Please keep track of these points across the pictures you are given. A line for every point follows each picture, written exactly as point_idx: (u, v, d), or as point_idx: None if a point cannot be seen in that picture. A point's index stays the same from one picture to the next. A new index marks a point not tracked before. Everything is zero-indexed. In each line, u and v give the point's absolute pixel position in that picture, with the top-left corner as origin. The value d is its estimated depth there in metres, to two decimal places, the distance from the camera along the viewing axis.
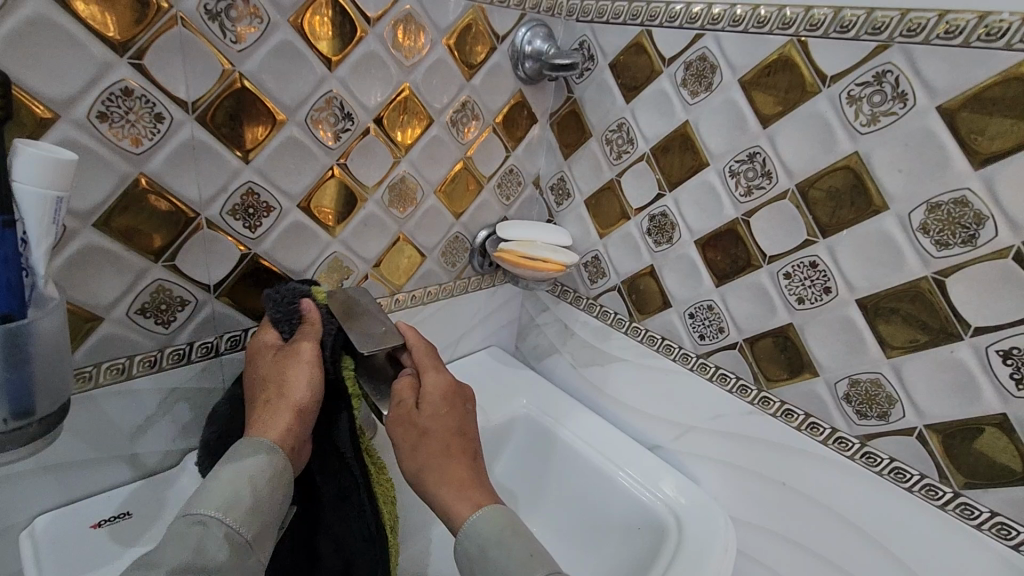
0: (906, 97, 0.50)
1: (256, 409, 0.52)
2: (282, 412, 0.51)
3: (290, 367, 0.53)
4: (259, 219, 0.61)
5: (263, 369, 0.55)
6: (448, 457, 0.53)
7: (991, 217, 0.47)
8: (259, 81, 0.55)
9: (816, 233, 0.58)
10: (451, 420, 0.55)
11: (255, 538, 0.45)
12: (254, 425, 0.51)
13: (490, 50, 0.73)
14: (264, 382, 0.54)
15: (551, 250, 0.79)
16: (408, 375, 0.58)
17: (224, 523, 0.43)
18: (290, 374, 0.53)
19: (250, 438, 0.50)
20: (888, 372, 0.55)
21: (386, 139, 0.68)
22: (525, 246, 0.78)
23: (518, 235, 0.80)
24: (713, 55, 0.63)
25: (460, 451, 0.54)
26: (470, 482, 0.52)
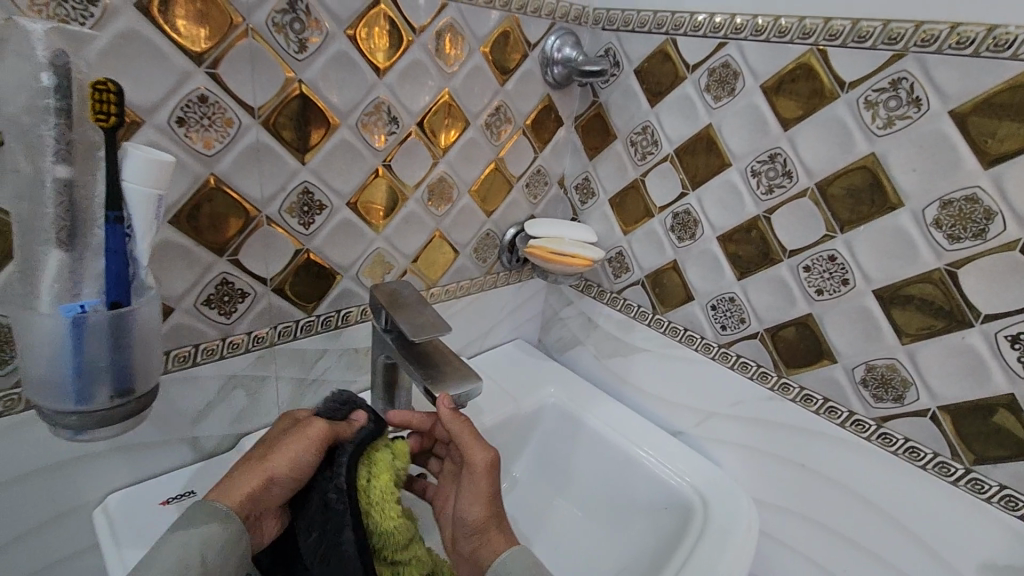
0: (920, 103, 0.54)
1: (236, 467, 0.51)
2: (254, 474, 0.50)
3: (285, 437, 0.52)
4: (312, 217, 0.65)
5: (267, 437, 0.54)
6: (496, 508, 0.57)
7: (999, 212, 0.51)
8: (317, 89, 0.60)
9: (835, 229, 0.62)
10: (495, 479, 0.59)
11: None
12: (220, 483, 0.49)
13: (522, 57, 0.77)
14: (259, 447, 0.53)
15: (578, 246, 0.83)
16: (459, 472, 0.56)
17: None
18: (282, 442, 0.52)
19: (209, 496, 0.48)
20: (903, 358, 0.59)
21: (427, 142, 0.72)
22: (554, 243, 0.83)
23: (546, 232, 0.85)
24: (736, 63, 0.67)
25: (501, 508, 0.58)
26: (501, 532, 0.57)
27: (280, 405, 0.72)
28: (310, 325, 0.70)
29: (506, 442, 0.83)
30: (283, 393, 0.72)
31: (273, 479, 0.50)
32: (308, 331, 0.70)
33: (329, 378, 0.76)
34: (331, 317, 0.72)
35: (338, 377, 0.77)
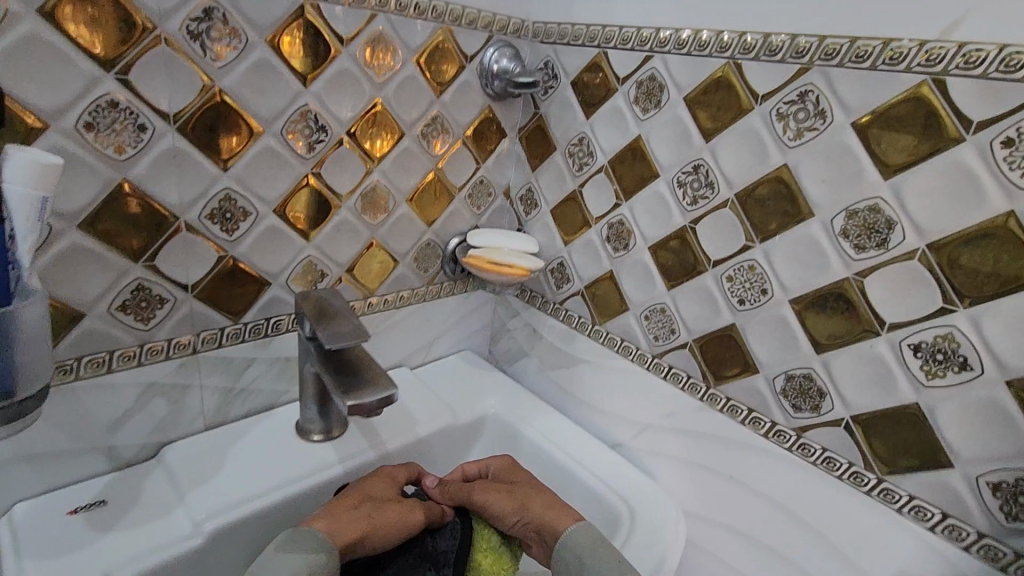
0: (826, 114, 0.55)
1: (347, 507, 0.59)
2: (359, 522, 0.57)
3: (393, 504, 0.61)
4: (236, 223, 0.65)
5: (366, 491, 0.62)
6: (530, 493, 0.63)
7: (899, 222, 0.52)
8: (238, 95, 0.60)
9: (753, 238, 0.63)
10: (524, 479, 0.67)
11: None
12: (325, 519, 0.56)
13: (458, 68, 0.78)
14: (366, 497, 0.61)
15: (517, 256, 0.84)
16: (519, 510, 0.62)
17: None
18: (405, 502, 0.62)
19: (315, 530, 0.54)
20: (819, 367, 0.60)
21: (359, 150, 0.72)
22: (494, 254, 0.83)
23: (488, 242, 0.86)
24: (661, 76, 0.68)
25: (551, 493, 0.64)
26: (562, 510, 0.61)
27: (205, 414, 0.71)
28: (236, 334, 0.70)
29: (443, 453, 0.83)
30: (208, 401, 0.71)
31: (372, 530, 0.57)
32: (233, 339, 0.70)
33: (258, 387, 0.75)
34: (259, 325, 0.72)
35: (268, 385, 0.76)
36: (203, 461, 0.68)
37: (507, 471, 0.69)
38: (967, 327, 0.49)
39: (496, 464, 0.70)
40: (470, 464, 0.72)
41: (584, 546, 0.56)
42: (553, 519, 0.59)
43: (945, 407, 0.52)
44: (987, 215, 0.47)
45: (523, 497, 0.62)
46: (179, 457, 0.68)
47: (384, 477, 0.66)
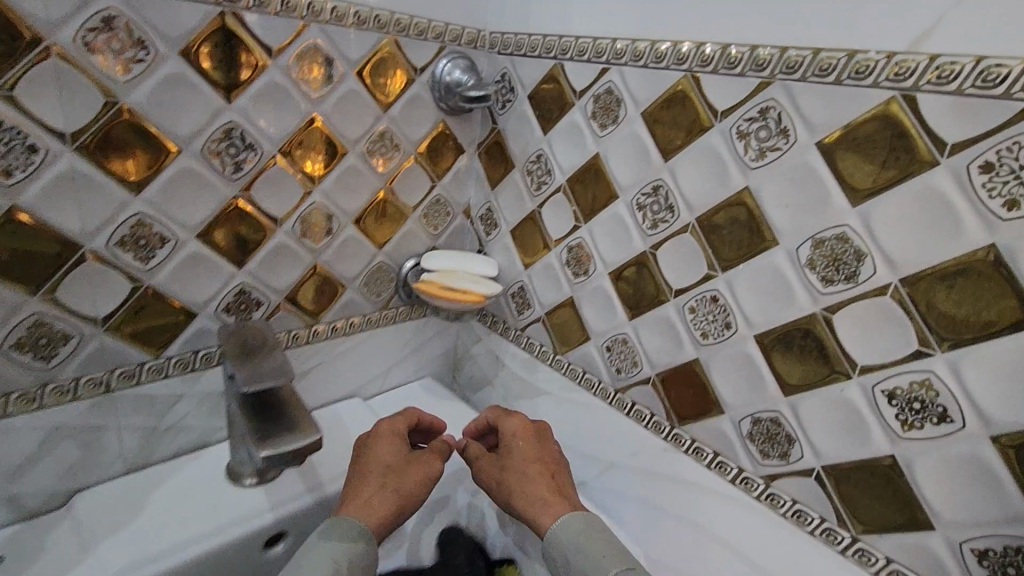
0: (789, 133, 0.50)
1: (372, 487, 0.58)
2: (386, 503, 0.57)
3: (411, 472, 0.61)
4: (152, 251, 0.59)
5: (383, 460, 0.61)
6: (524, 483, 0.60)
7: (869, 254, 0.46)
8: (146, 113, 0.55)
9: (716, 267, 0.57)
10: (530, 452, 0.64)
11: None
12: (358, 503, 0.56)
13: (408, 81, 0.72)
14: (388, 469, 0.60)
15: (473, 281, 0.79)
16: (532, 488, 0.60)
17: None
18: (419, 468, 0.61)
19: (349, 520, 0.54)
20: (786, 411, 0.54)
21: (294, 170, 0.67)
22: (447, 276, 0.78)
23: (440, 263, 0.80)
24: (618, 89, 0.63)
25: (551, 473, 0.62)
26: (554, 499, 0.58)
27: (125, 456, 0.65)
28: (157, 369, 0.64)
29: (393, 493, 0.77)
30: (127, 443, 0.65)
31: (407, 510, 0.58)
32: (154, 375, 0.64)
33: (187, 426, 0.69)
34: (185, 359, 0.66)
35: (198, 423, 0.70)
36: (118, 511, 0.62)
37: (519, 435, 0.66)
38: (945, 373, 0.44)
39: (506, 426, 0.67)
40: (484, 414, 0.70)
41: (571, 540, 0.53)
42: (536, 519, 0.57)
43: (923, 460, 0.46)
44: (964, 248, 0.42)
45: (516, 489, 0.60)
46: (91, 505, 0.62)
47: (389, 436, 0.64)
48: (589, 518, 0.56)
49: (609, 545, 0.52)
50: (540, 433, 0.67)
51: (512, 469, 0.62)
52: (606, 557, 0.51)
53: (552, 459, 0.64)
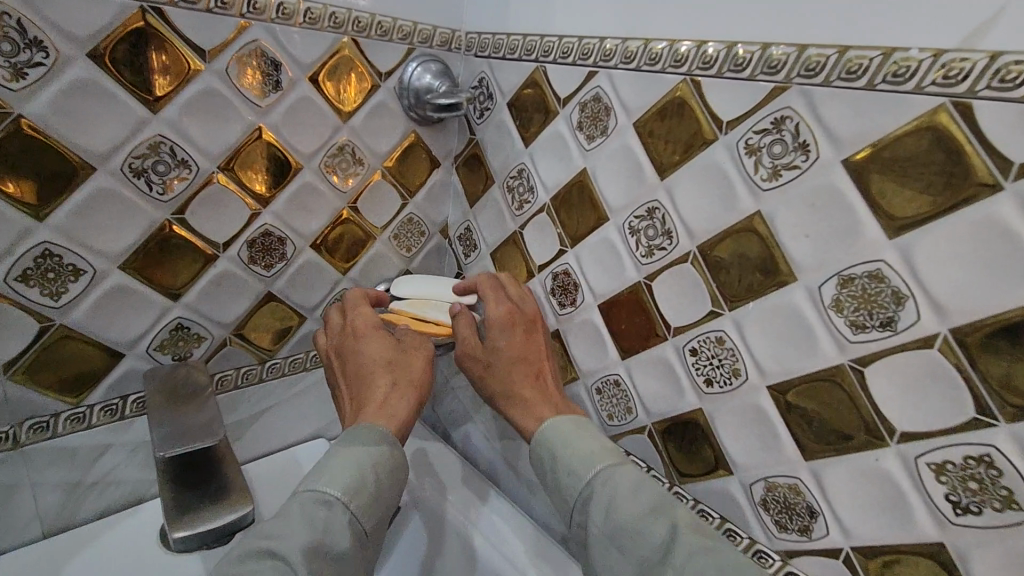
0: (808, 148, 0.42)
1: (374, 391, 0.56)
2: (405, 401, 0.56)
3: (411, 356, 0.60)
4: (64, 285, 0.51)
5: (372, 361, 0.58)
6: (513, 383, 0.59)
7: (911, 296, 0.38)
8: (51, 125, 0.46)
9: (722, 305, 0.49)
10: (519, 346, 0.61)
11: (371, 525, 0.48)
12: (376, 405, 0.55)
13: (372, 88, 0.63)
14: (386, 368, 0.58)
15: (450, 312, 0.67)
16: (527, 383, 0.59)
17: (346, 506, 0.47)
18: (412, 363, 0.59)
19: (369, 426, 0.53)
20: (807, 478, 0.45)
21: (238, 189, 0.58)
22: (418, 307, 0.67)
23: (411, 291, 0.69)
24: (607, 96, 0.54)
25: (536, 369, 0.60)
26: (539, 400, 0.58)
27: (42, 519, 0.57)
28: (77, 419, 0.56)
29: None
30: (43, 502, 0.56)
31: (416, 405, 0.57)
32: (74, 426, 0.56)
33: (118, 479, 0.61)
34: (111, 406, 0.58)
35: (131, 475, 0.62)
36: None
37: (506, 325, 0.61)
38: (1010, 450, 0.35)
39: (492, 314, 0.62)
40: (476, 286, 0.65)
41: (556, 442, 0.52)
42: (525, 422, 0.57)
43: (980, 555, 0.37)
44: None
45: (503, 389, 0.60)
46: None
47: (368, 331, 0.60)
48: (580, 421, 0.54)
49: (597, 443, 0.51)
50: (529, 317, 0.63)
51: (494, 367, 0.60)
52: (594, 455, 0.50)
53: (541, 349, 0.62)
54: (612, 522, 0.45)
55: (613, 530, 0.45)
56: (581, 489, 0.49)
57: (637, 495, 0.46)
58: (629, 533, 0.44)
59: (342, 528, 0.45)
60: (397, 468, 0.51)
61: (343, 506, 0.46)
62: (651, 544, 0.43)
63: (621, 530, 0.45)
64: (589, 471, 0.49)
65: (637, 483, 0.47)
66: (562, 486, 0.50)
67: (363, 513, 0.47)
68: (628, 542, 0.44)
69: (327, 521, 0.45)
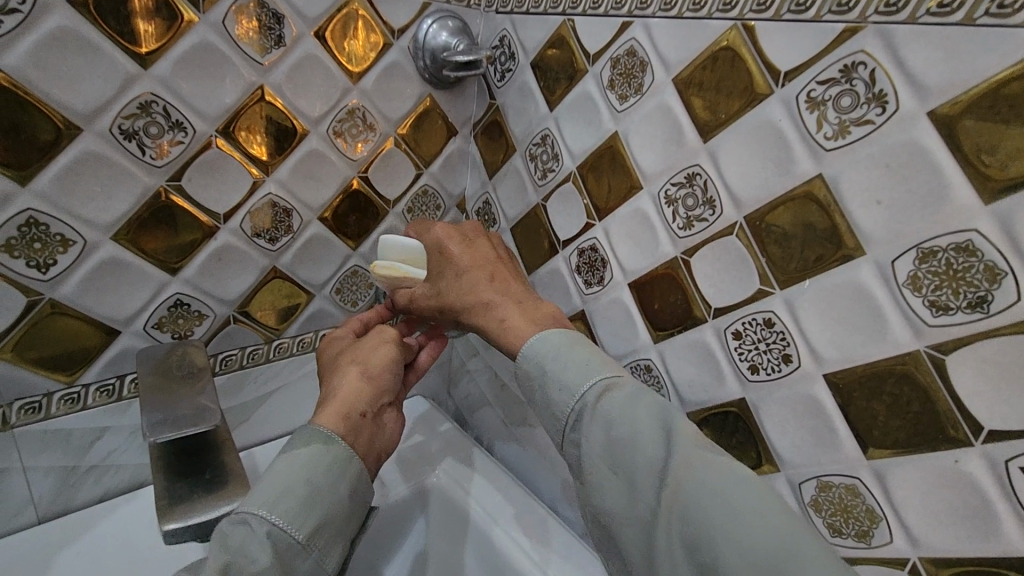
0: (885, 100, 0.36)
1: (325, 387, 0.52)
2: (348, 391, 0.49)
3: (360, 347, 0.55)
4: (51, 257, 0.47)
5: (329, 357, 0.55)
6: (466, 291, 0.52)
7: (1009, 273, 0.32)
8: (30, 79, 0.42)
9: (771, 283, 0.43)
10: (470, 258, 0.53)
11: (309, 536, 0.41)
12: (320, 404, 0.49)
13: (384, 46, 0.58)
14: (332, 358, 0.55)
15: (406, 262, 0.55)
16: (492, 294, 0.51)
17: (267, 519, 0.40)
18: (366, 351, 0.54)
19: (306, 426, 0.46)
20: (868, 479, 0.40)
21: (238, 154, 0.54)
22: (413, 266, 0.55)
23: (394, 246, 0.55)
24: (642, 49, 0.48)
25: (490, 274, 0.52)
26: (499, 299, 0.50)
27: (37, 503, 0.54)
28: (71, 399, 0.53)
29: (369, 542, 0.64)
30: (38, 487, 0.54)
31: (370, 386, 0.51)
32: (68, 407, 0.53)
33: (118, 463, 0.58)
34: (108, 386, 0.55)
35: (132, 460, 0.59)
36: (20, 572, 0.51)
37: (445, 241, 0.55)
38: None
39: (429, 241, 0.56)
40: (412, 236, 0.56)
41: (544, 355, 0.44)
42: (497, 331, 0.49)
43: None
44: None
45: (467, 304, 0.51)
46: None
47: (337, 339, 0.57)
48: (572, 333, 0.45)
49: (588, 355, 0.43)
50: (468, 232, 0.56)
51: (445, 289, 0.53)
52: (589, 365, 0.42)
53: (495, 256, 0.55)
54: (611, 438, 0.39)
55: (611, 446, 0.39)
56: (574, 405, 0.42)
57: (638, 407, 0.39)
58: (628, 450, 0.38)
59: (262, 544, 0.39)
60: (343, 462, 0.44)
61: (264, 520, 0.40)
62: (654, 459, 0.37)
63: (619, 444, 0.39)
64: (585, 384, 0.41)
65: (637, 395, 0.40)
66: (549, 400, 0.43)
67: (291, 521, 0.40)
68: (627, 456, 0.38)
69: (247, 539, 0.39)
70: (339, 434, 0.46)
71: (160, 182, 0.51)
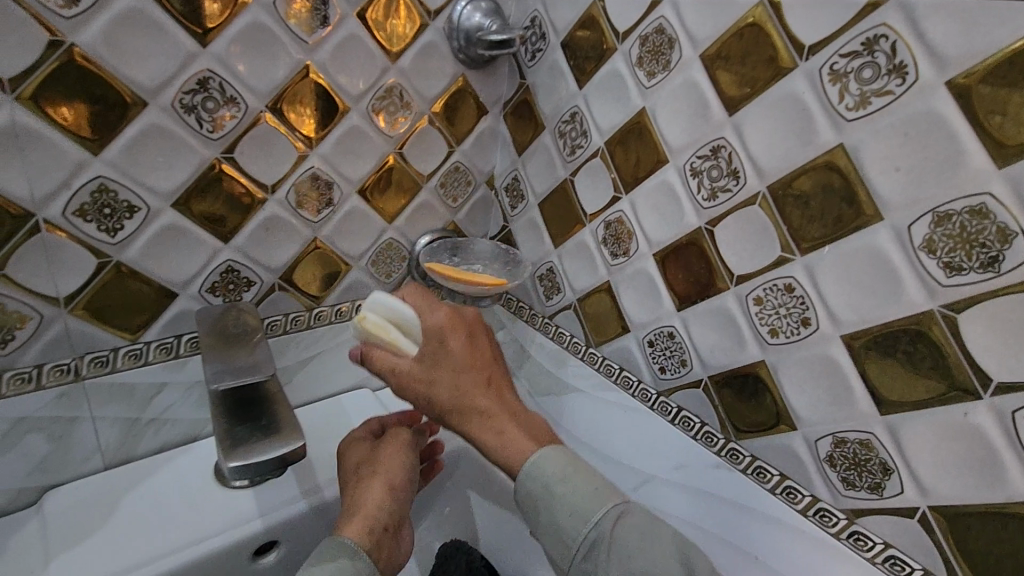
0: (904, 71, 0.38)
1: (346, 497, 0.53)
2: (369, 506, 0.51)
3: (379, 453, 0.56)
4: (119, 222, 0.52)
5: (349, 461, 0.57)
6: (461, 398, 0.47)
7: (1019, 234, 0.34)
8: (102, 56, 0.46)
9: (792, 249, 0.46)
10: (467, 363, 0.48)
11: None
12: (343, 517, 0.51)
13: (420, 26, 0.61)
14: (355, 471, 0.55)
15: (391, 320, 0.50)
16: (491, 404, 0.47)
17: None
18: (384, 456, 0.56)
19: (334, 536, 0.48)
20: (881, 434, 0.43)
21: (285, 129, 0.57)
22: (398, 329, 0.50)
23: (385, 305, 0.50)
24: (671, 27, 0.50)
25: (488, 379, 0.48)
26: (496, 412, 0.47)
27: (103, 451, 0.59)
28: (135, 354, 0.57)
29: None
30: (104, 435, 0.58)
31: (389, 497, 0.53)
32: (131, 362, 0.57)
33: (173, 417, 0.62)
34: (166, 344, 0.59)
35: (186, 414, 0.63)
36: (89, 512, 0.55)
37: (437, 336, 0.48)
38: None
39: (427, 325, 0.49)
40: (403, 300, 0.51)
41: (550, 475, 0.44)
42: (495, 443, 0.46)
43: None
44: None
45: (461, 415, 0.47)
46: (64, 504, 0.56)
47: (357, 440, 0.59)
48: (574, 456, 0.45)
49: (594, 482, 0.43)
50: (462, 326, 0.49)
51: (437, 382, 0.47)
52: (599, 493, 0.43)
53: (494, 355, 0.50)
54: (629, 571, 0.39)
55: None
56: (587, 533, 0.41)
57: (653, 539, 0.40)
58: None
59: None
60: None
61: None
62: None
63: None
64: (598, 512, 0.42)
65: (649, 525, 0.41)
66: (554, 522, 0.43)
67: None
68: None
69: None
70: (365, 548, 0.47)
71: (214, 153, 0.54)
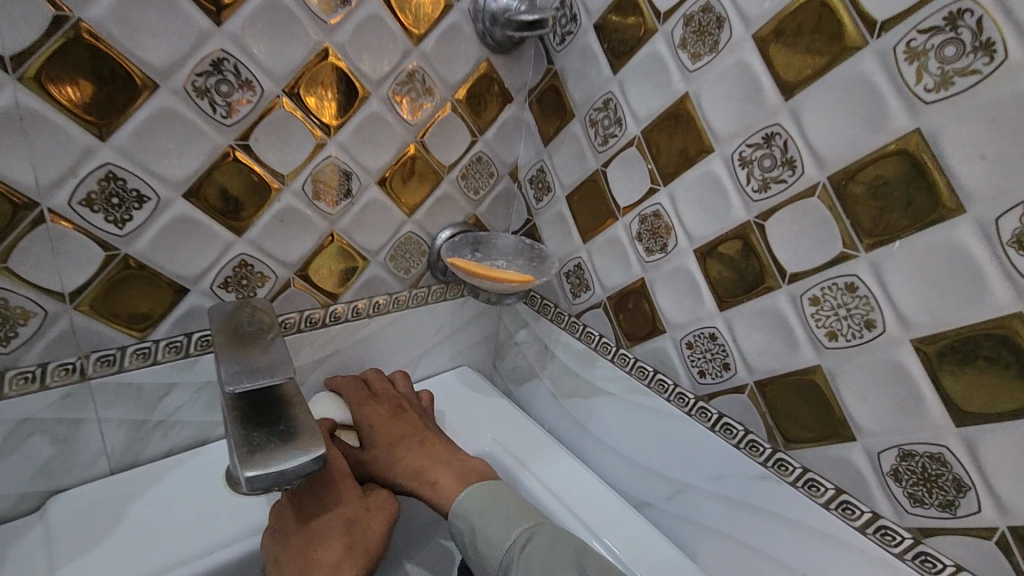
0: (995, 47, 0.34)
1: (324, 552, 0.46)
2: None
3: (369, 514, 0.51)
4: (127, 213, 0.48)
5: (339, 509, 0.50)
6: (397, 459, 0.54)
7: None
8: (111, 33, 0.43)
9: (855, 245, 0.42)
10: (394, 430, 0.56)
11: None
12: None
13: (445, 7, 0.57)
14: (345, 525, 0.49)
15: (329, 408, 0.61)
16: (421, 457, 0.54)
17: None
18: (374, 521, 0.51)
19: None
20: (956, 447, 0.39)
21: (302, 115, 0.54)
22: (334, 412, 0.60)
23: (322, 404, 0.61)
24: (720, 5, 0.47)
25: (420, 440, 0.56)
26: (424, 464, 0.53)
27: (111, 454, 0.56)
28: (143, 353, 0.54)
29: None
30: (112, 438, 0.55)
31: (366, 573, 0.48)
32: (140, 361, 0.54)
33: (184, 419, 0.59)
34: (177, 343, 0.56)
35: (197, 416, 0.60)
36: (96, 519, 0.52)
37: (373, 411, 0.58)
38: None
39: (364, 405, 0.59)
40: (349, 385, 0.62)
41: (474, 506, 0.48)
42: (428, 492, 0.51)
43: None
44: None
45: (401, 475, 0.54)
46: (69, 511, 0.53)
47: (348, 482, 0.52)
48: (496, 485, 0.50)
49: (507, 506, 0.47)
50: (400, 402, 0.61)
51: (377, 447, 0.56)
52: (512, 517, 0.46)
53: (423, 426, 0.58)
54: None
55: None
56: (502, 557, 0.44)
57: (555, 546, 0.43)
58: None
59: None
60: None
61: None
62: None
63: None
64: (508, 538, 0.45)
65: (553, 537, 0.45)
66: (481, 558, 0.45)
67: None
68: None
69: None
70: None
71: (227, 140, 0.51)
